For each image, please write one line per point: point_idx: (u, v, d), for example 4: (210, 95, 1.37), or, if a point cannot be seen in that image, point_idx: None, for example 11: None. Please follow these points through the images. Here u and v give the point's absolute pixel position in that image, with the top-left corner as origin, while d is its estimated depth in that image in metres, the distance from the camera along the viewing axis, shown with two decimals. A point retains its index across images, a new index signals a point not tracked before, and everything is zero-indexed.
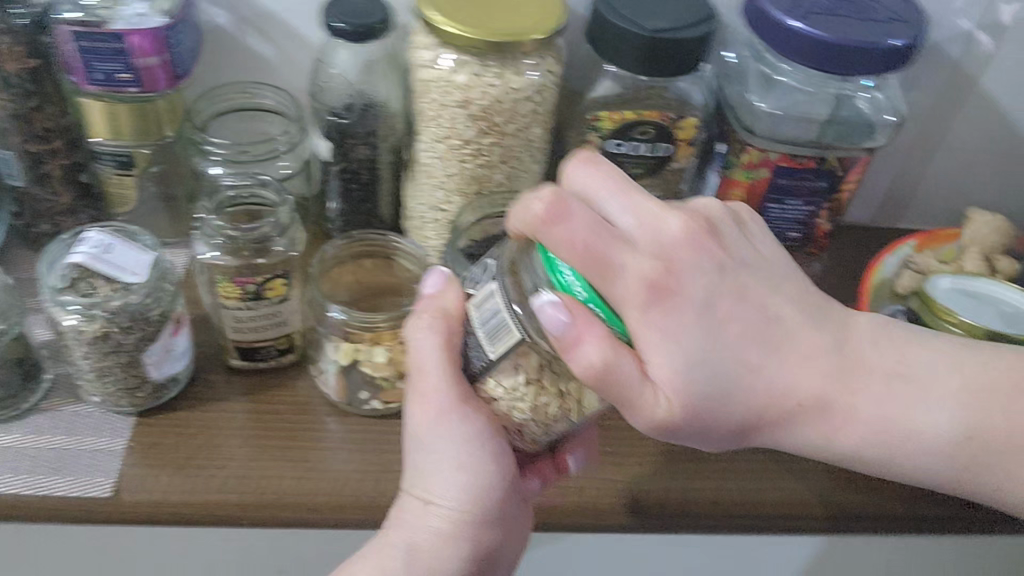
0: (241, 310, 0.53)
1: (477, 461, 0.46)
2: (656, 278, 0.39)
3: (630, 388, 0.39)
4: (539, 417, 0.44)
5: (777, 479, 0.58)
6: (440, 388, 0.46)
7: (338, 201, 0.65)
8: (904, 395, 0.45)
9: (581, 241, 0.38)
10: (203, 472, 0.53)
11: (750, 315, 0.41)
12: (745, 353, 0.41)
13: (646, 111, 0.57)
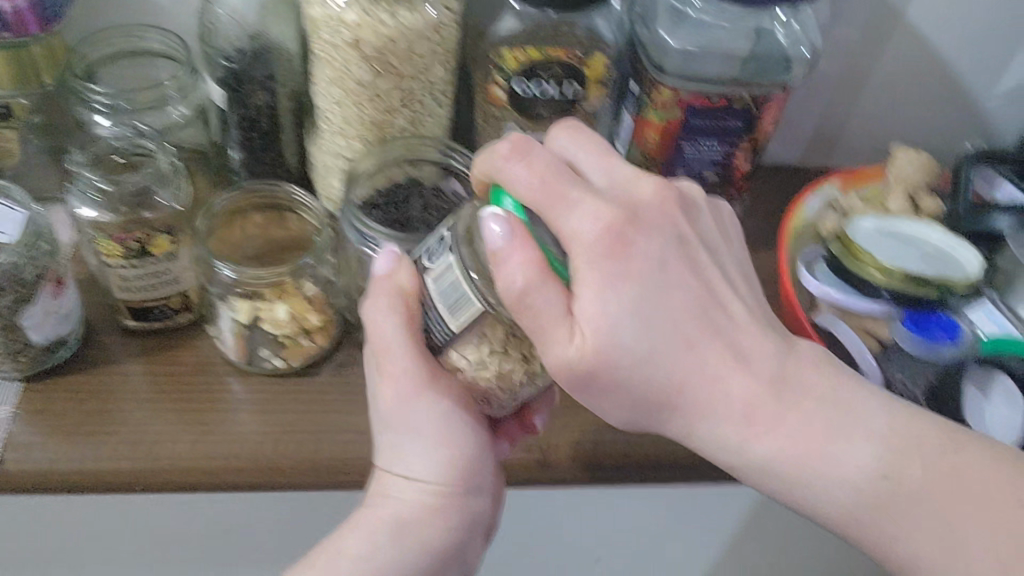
0: (126, 268, 0.51)
1: (464, 431, 0.43)
2: (616, 225, 0.37)
3: (548, 322, 0.37)
4: (503, 383, 0.44)
5: None
6: (408, 363, 0.42)
7: (238, 151, 0.60)
8: (849, 419, 0.40)
9: (542, 179, 0.37)
10: (93, 440, 0.50)
11: (696, 294, 0.39)
12: (686, 329, 0.38)
13: (553, 49, 0.54)
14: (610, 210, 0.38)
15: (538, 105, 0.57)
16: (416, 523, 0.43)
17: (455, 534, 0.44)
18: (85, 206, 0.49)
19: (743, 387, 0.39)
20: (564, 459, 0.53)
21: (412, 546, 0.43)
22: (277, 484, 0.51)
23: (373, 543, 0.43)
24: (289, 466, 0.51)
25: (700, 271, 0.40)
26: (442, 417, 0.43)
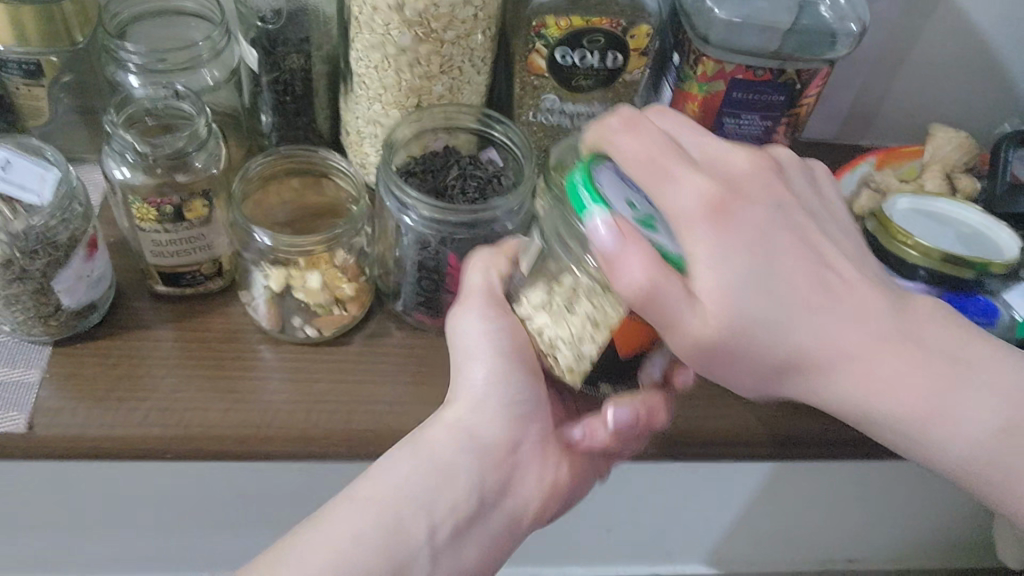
0: (159, 233, 0.50)
1: (518, 374, 0.45)
2: (716, 195, 0.37)
3: (673, 308, 0.35)
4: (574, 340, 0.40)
5: (725, 404, 0.55)
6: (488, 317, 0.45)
7: (270, 115, 0.59)
8: (965, 372, 0.41)
9: (647, 158, 0.38)
10: (126, 404, 0.50)
11: (809, 258, 0.38)
12: (804, 290, 0.37)
13: (595, 17, 0.53)
14: (711, 182, 0.37)
15: (578, 74, 0.55)
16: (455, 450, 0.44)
17: (488, 471, 0.45)
18: (120, 167, 0.48)
19: (858, 336, 0.39)
20: None
21: (448, 469, 0.44)
22: (310, 454, 0.51)
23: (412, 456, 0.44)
24: (322, 435, 0.50)
25: (811, 235, 0.39)
26: (501, 354, 0.45)
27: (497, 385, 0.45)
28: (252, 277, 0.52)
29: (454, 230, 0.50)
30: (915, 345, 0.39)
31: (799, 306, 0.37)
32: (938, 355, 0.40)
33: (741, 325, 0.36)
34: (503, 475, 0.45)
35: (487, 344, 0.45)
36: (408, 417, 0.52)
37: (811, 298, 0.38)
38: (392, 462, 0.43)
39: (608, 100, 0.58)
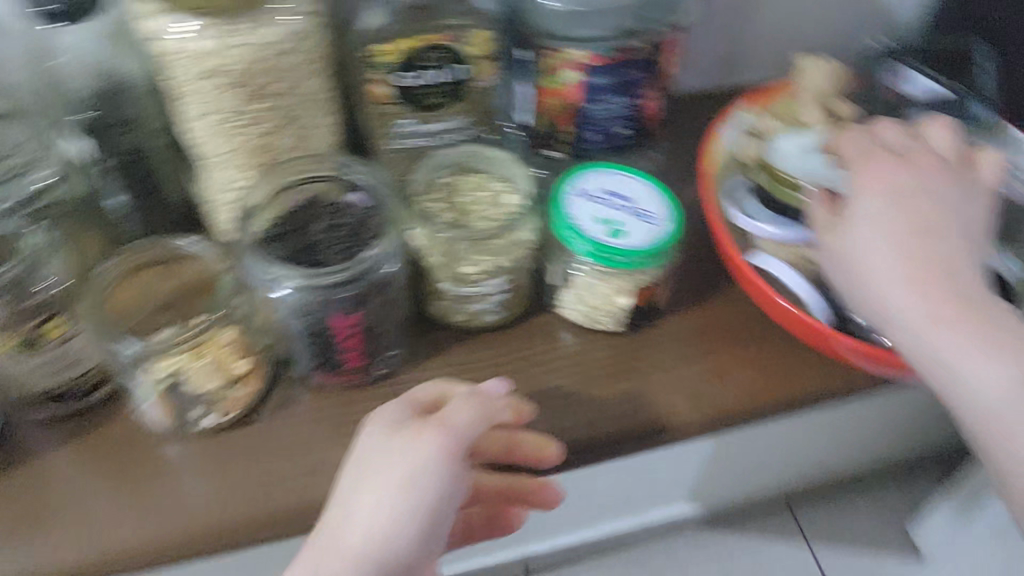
0: (19, 365, 0.48)
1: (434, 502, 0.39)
2: (883, 166, 0.50)
3: (839, 240, 0.49)
4: (605, 304, 0.54)
5: (639, 390, 0.54)
6: (428, 451, 0.39)
7: (121, 200, 0.56)
8: (1000, 322, 0.44)
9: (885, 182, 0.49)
10: (32, 543, 0.47)
11: (924, 210, 0.48)
12: (906, 224, 0.47)
13: (430, 35, 0.50)
14: (899, 168, 0.50)
15: (427, 94, 0.53)
16: None
17: None
18: None
19: (950, 291, 0.45)
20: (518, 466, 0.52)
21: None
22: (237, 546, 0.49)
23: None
24: (245, 526, 0.49)
25: (940, 210, 0.48)
26: (419, 487, 0.39)
27: (409, 514, 0.39)
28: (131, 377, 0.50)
29: (335, 292, 0.47)
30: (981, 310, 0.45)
31: (890, 254, 0.46)
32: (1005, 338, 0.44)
33: (839, 252, 0.49)
34: None
35: (403, 477, 0.39)
36: (319, 488, 0.50)
37: (916, 269, 0.46)
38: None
39: (466, 111, 0.55)
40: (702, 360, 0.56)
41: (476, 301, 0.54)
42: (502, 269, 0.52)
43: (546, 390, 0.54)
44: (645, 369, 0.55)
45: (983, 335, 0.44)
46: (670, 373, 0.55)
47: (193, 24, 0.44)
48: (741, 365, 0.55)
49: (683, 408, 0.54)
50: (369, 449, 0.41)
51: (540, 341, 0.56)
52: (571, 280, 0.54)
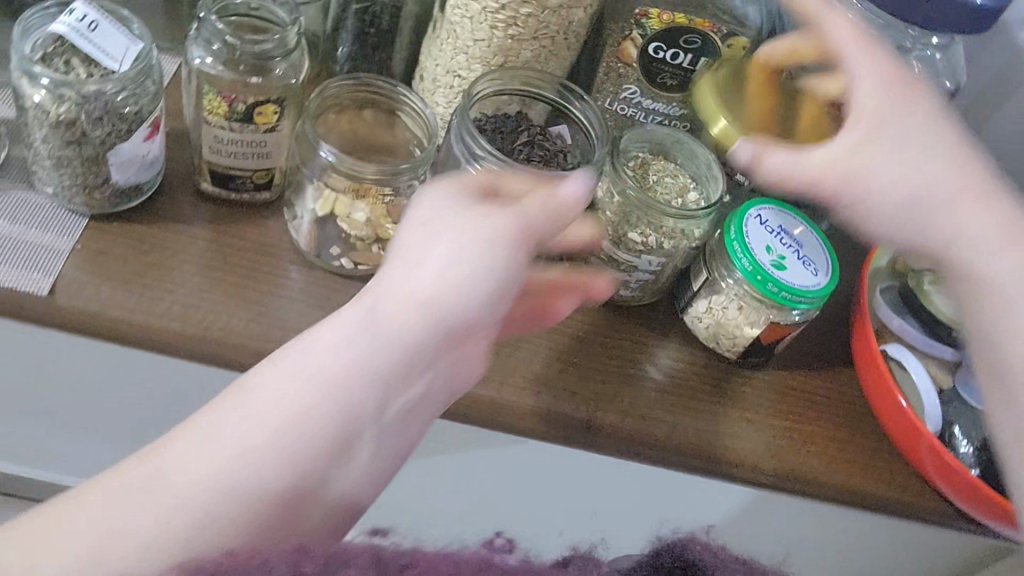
0: (224, 129, 0.50)
1: (499, 277, 0.40)
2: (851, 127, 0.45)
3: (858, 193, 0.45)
4: (728, 323, 0.55)
5: (732, 421, 0.55)
6: (519, 249, 0.41)
7: (349, 43, 0.58)
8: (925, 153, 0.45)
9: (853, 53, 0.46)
10: (149, 293, 0.50)
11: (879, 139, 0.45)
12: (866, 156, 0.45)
13: (699, 19, 0.52)
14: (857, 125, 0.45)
15: (664, 71, 0.55)
16: (321, 412, 0.39)
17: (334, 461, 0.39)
18: (202, 55, 0.48)
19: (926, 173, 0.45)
20: (597, 420, 0.53)
21: (363, 370, 0.40)
22: None
23: (310, 383, 0.39)
24: None
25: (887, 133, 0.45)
26: (490, 252, 0.40)
27: (457, 284, 0.40)
28: (303, 196, 0.53)
29: None
30: (915, 103, 0.46)
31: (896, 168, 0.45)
32: (946, 189, 0.45)
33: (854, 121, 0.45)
34: (347, 411, 0.39)
35: (472, 247, 0.40)
36: None
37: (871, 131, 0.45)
38: (319, 338, 0.41)
39: (684, 103, 0.57)
40: (783, 414, 0.56)
41: (625, 270, 0.55)
42: (664, 249, 0.54)
43: (634, 370, 0.55)
44: (738, 398, 0.56)
45: (937, 137, 0.45)
46: (759, 415, 0.56)
47: None
48: (814, 429, 0.56)
49: (743, 441, 0.54)
50: (429, 213, 0.42)
51: (648, 326, 0.58)
52: (708, 292, 0.56)
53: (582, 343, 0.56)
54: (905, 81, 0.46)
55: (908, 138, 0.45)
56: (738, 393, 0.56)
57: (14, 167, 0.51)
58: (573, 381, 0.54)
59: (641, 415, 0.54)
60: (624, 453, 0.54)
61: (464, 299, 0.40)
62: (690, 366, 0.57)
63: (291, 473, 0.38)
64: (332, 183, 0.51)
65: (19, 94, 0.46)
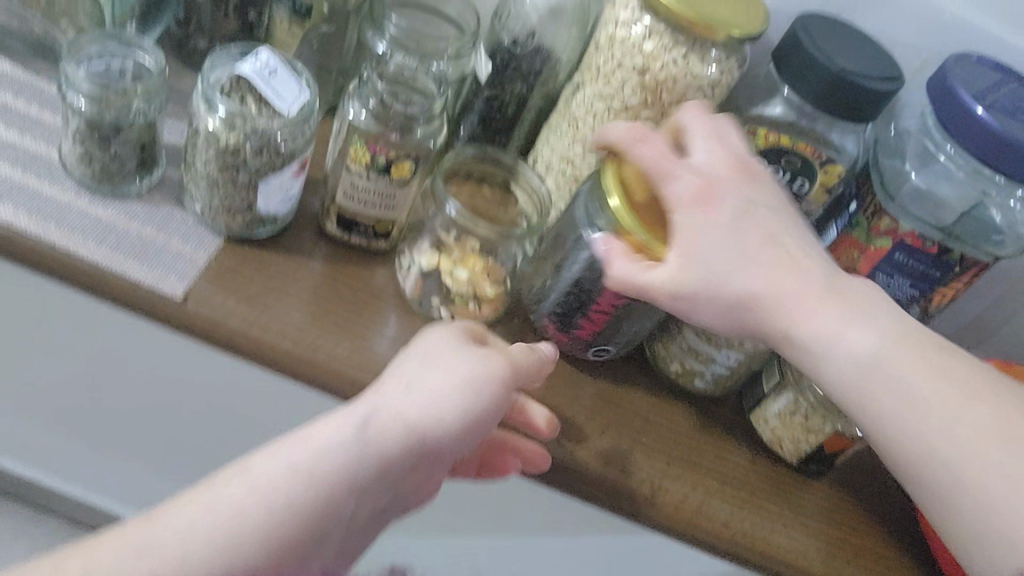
0: (361, 177, 0.55)
1: (479, 407, 0.45)
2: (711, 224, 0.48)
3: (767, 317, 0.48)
4: (794, 428, 0.57)
5: (787, 524, 0.57)
6: (502, 389, 0.47)
7: (473, 124, 0.64)
8: (849, 313, 0.47)
9: (659, 152, 0.50)
10: (267, 312, 0.54)
11: (774, 259, 0.48)
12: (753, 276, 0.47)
13: (801, 142, 0.57)
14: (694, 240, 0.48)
15: None
16: (306, 498, 0.41)
17: (323, 538, 0.42)
18: (359, 110, 0.55)
19: (821, 293, 0.47)
20: (661, 498, 0.55)
21: (356, 471, 0.42)
22: None
23: (299, 478, 0.41)
24: None
25: (726, 241, 0.48)
26: (474, 386, 0.46)
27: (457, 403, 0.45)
28: (416, 249, 0.57)
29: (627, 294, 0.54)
30: (766, 242, 0.48)
31: (788, 286, 0.47)
32: (847, 312, 0.47)
33: (724, 256, 0.48)
34: (332, 497, 0.41)
35: (454, 381, 0.45)
36: None
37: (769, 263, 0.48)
38: (315, 433, 0.43)
39: None
40: (835, 528, 0.58)
41: (704, 362, 0.58)
42: (744, 348, 0.56)
43: (695, 458, 0.58)
44: (794, 502, 0.58)
45: (791, 293, 0.47)
46: (812, 523, 0.57)
47: (655, 28, 0.54)
48: (862, 547, 0.58)
49: (798, 544, 0.56)
50: (426, 350, 0.47)
51: (715, 422, 0.60)
52: (779, 396, 0.58)
53: (652, 426, 0.58)
54: (716, 189, 0.49)
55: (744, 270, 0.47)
56: (793, 496, 0.58)
57: (168, 184, 0.57)
58: (642, 459, 0.56)
59: (704, 508, 0.55)
60: (677, 537, 0.56)
61: (448, 432, 0.44)
62: (755, 468, 0.59)
63: (292, 548, 0.40)
64: (451, 237, 0.56)
65: (196, 120, 0.52)
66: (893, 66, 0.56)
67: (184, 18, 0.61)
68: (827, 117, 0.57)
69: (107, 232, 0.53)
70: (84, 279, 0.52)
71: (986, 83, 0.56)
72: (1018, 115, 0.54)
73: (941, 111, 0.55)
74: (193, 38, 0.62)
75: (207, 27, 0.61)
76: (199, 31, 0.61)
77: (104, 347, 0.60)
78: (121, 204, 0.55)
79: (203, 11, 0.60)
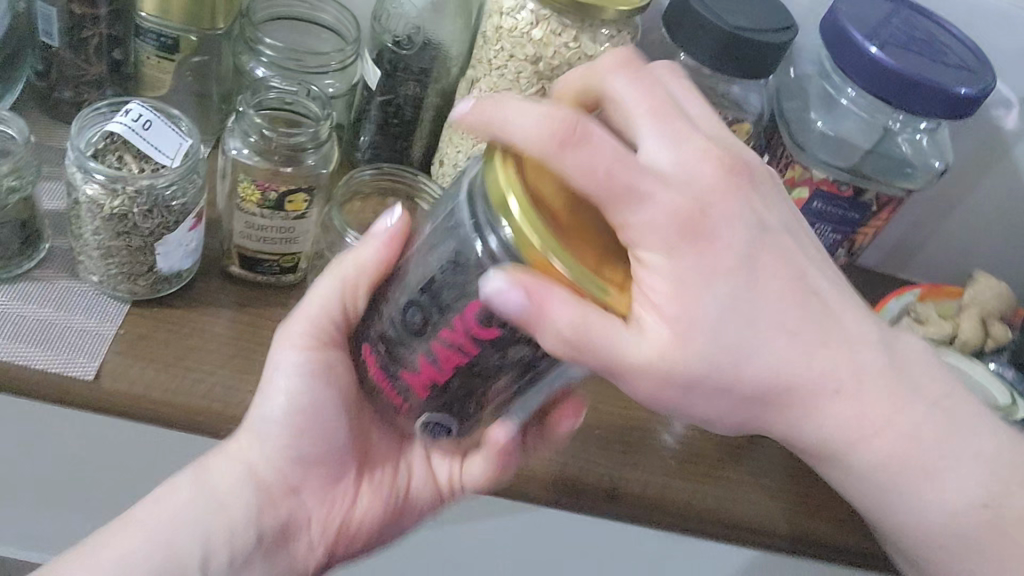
0: (258, 216, 0.52)
1: (316, 398, 0.47)
2: (689, 223, 0.34)
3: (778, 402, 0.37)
4: None
5: (746, 486, 0.57)
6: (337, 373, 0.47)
7: (372, 133, 0.61)
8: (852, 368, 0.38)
9: (593, 161, 0.32)
10: (190, 375, 0.51)
11: (771, 325, 0.36)
12: (745, 363, 0.36)
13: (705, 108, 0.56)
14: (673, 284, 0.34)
15: None
16: (172, 522, 0.45)
17: (214, 551, 0.45)
18: (241, 148, 0.51)
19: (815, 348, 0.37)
20: (621, 486, 0.55)
21: (215, 487, 0.46)
22: None
23: (163, 509, 0.45)
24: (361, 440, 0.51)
25: (712, 311, 0.35)
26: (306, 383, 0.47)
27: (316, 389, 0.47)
28: None
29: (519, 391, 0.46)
30: (750, 294, 0.35)
31: (785, 351, 0.36)
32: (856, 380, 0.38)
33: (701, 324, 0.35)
34: (200, 512, 0.45)
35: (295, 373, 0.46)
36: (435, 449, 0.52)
37: (763, 318, 0.36)
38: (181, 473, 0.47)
39: None
40: (792, 477, 0.59)
41: None
42: None
43: (651, 438, 0.57)
44: (748, 461, 0.59)
45: (817, 366, 0.37)
46: (770, 479, 0.58)
47: (541, 13, 0.51)
48: (822, 491, 0.58)
49: (758, 507, 0.56)
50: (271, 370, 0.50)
51: None
52: None
53: (601, 414, 0.58)
54: (700, 215, 0.34)
55: (759, 333, 0.36)
56: (747, 454, 0.59)
57: (58, 256, 0.53)
58: (596, 450, 0.56)
59: (663, 489, 0.55)
60: (642, 521, 0.56)
61: (293, 418, 0.47)
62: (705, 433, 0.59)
63: (176, 562, 0.44)
64: None
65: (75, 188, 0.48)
66: (783, 14, 0.55)
67: (44, 69, 0.57)
68: (729, 77, 0.56)
69: (1, 322, 0.49)
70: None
71: (878, 18, 0.55)
72: (914, 48, 0.54)
73: (838, 56, 0.54)
74: (57, 89, 0.58)
75: (69, 77, 0.57)
76: (62, 81, 0.57)
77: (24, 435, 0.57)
78: (9, 288, 0.51)
79: (63, 60, 0.56)
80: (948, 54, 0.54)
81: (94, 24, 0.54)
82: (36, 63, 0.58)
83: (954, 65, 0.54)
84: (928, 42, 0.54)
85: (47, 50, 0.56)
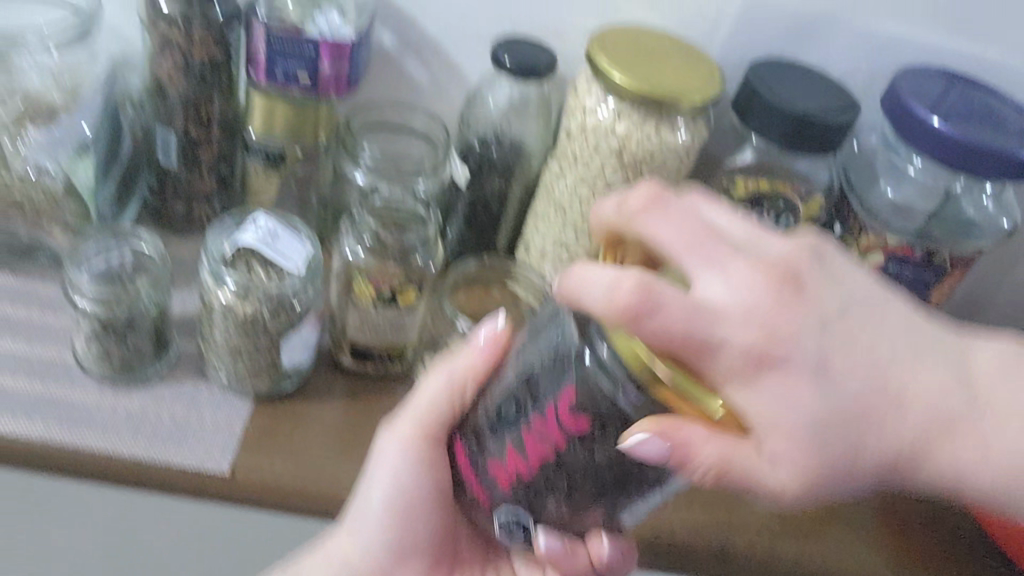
0: (370, 311, 0.56)
1: (412, 475, 0.47)
2: (771, 345, 0.32)
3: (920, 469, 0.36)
4: None
5: (847, 542, 0.59)
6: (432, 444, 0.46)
7: (461, 225, 0.65)
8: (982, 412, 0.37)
9: (678, 303, 0.31)
10: (315, 461, 0.54)
11: (897, 406, 0.35)
12: (886, 445, 0.35)
13: (779, 184, 0.59)
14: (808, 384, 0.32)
15: None
16: None
17: None
18: (354, 247, 0.55)
19: (938, 406, 0.36)
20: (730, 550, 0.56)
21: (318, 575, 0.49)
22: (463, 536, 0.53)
23: None
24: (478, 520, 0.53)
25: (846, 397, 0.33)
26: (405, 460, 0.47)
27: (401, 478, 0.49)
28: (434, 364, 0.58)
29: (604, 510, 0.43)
30: (868, 383, 0.34)
31: (917, 422, 0.35)
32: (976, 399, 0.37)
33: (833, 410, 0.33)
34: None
35: (401, 456, 0.47)
36: None
37: (878, 405, 0.34)
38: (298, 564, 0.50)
39: None
40: (891, 531, 0.60)
41: None
42: None
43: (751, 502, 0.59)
44: (844, 516, 0.60)
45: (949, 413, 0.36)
46: (869, 534, 0.59)
47: (623, 109, 0.55)
48: (921, 545, 0.60)
49: (866, 562, 0.58)
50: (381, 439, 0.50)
51: None
52: None
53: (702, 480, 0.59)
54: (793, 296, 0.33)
55: (891, 409, 0.35)
56: (842, 509, 0.60)
57: (184, 359, 0.57)
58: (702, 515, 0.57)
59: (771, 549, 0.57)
60: None
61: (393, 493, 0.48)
62: None
63: None
64: None
65: (209, 294, 0.52)
66: (846, 94, 0.59)
67: (157, 186, 0.62)
68: (799, 154, 0.59)
69: (138, 423, 0.52)
70: (118, 473, 0.51)
71: (937, 91, 0.58)
72: (974, 118, 0.57)
73: (901, 128, 0.58)
74: (170, 203, 0.62)
75: (182, 192, 0.61)
76: (175, 196, 0.61)
77: (150, 530, 0.60)
78: (143, 392, 0.54)
79: (176, 178, 0.61)
80: (1009, 122, 0.57)
81: (206, 144, 0.59)
82: (149, 180, 0.62)
83: (1016, 132, 0.57)
84: (988, 112, 0.58)
85: (162, 170, 0.61)
